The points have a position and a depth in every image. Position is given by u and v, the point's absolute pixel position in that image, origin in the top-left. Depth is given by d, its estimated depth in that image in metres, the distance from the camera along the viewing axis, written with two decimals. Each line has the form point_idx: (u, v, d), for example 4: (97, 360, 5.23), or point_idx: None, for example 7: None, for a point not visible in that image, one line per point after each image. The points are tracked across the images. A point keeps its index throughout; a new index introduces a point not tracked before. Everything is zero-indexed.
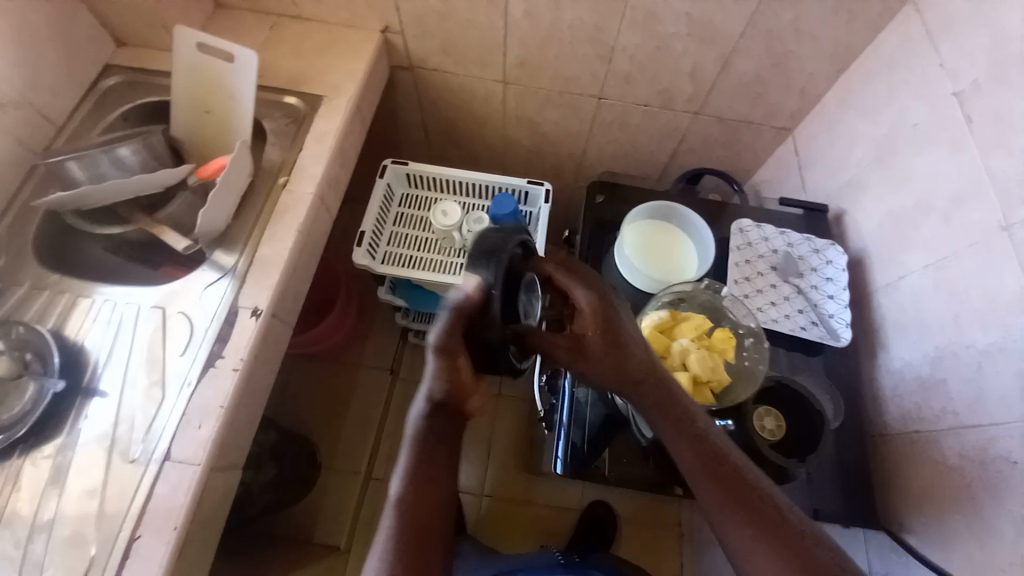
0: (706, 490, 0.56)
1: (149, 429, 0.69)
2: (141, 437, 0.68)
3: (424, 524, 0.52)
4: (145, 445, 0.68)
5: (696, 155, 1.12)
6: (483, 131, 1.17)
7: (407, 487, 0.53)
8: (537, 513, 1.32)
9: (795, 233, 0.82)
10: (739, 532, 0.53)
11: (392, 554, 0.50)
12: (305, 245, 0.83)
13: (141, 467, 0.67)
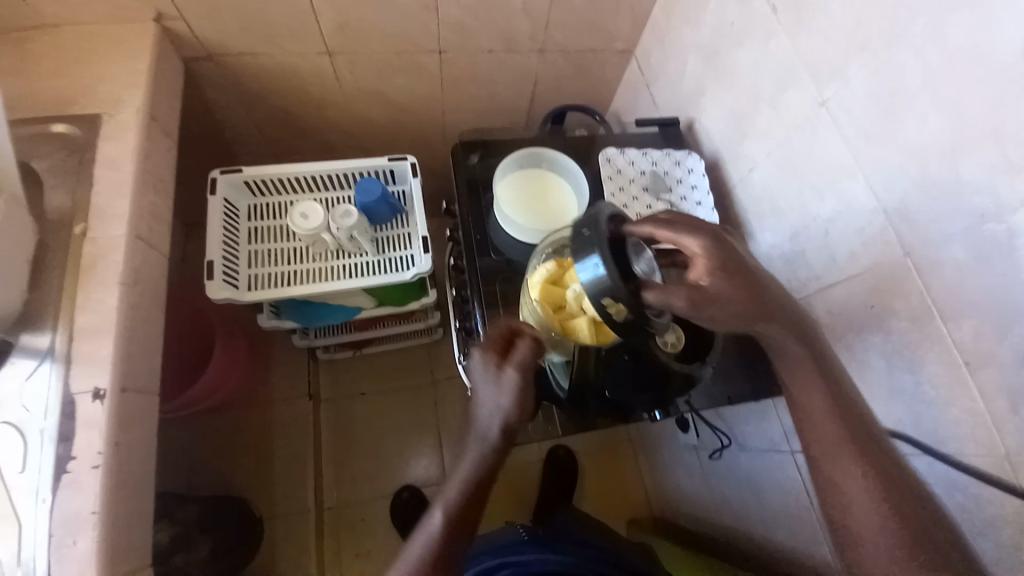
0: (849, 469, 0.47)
1: (20, 563, 0.55)
2: (14, 571, 0.55)
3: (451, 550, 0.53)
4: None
5: (555, 94, 1.11)
6: (325, 114, 1.05)
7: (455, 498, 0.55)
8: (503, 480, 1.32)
9: (656, 150, 0.85)
10: (875, 507, 0.45)
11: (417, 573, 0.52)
12: (142, 296, 0.69)
13: None
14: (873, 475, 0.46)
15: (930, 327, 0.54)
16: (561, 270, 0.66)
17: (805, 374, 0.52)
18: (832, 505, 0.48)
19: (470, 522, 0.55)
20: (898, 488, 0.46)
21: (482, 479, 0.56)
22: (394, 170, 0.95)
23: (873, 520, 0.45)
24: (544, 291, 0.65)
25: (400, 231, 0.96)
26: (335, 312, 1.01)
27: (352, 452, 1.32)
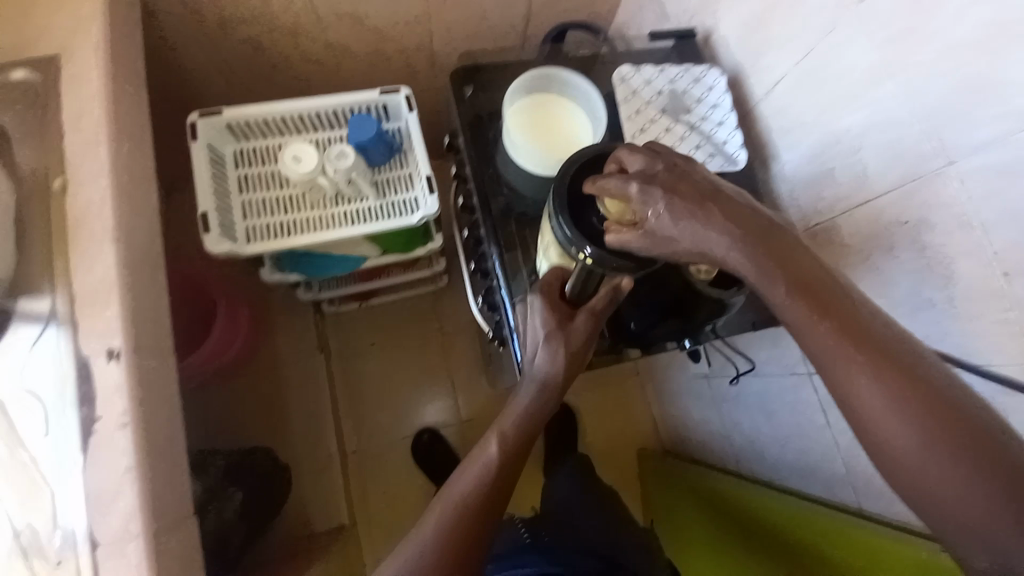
0: (875, 394, 0.42)
1: (59, 524, 0.56)
2: (53, 530, 0.56)
3: (503, 478, 0.56)
4: (64, 533, 0.56)
5: (553, 10, 1.01)
6: (303, 45, 0.95)
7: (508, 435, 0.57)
8: None
9: (673, 67, 0.78)
10: (908, 430, 0.41)
11: (472, 496, 0.54)
12: (139, 253, 0.66)
13: (69, 561, 0.56)
14: (895, 394, 0.42)
15: (966, 236, 0.53)
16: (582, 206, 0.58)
17: (774, 275, 0.46)
18: (865, 434, 0.44)
19: (521, 455, 0.58)
20: (938, 412, 0.40)
21: (537, 418, 0.59)
22: (388, 104, 0.88)
23: (912, 445, 0.41)
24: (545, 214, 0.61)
25: (400, 173, 0.90)
26: (339, 263, 0.98)
27: (365, 401, 1.36)
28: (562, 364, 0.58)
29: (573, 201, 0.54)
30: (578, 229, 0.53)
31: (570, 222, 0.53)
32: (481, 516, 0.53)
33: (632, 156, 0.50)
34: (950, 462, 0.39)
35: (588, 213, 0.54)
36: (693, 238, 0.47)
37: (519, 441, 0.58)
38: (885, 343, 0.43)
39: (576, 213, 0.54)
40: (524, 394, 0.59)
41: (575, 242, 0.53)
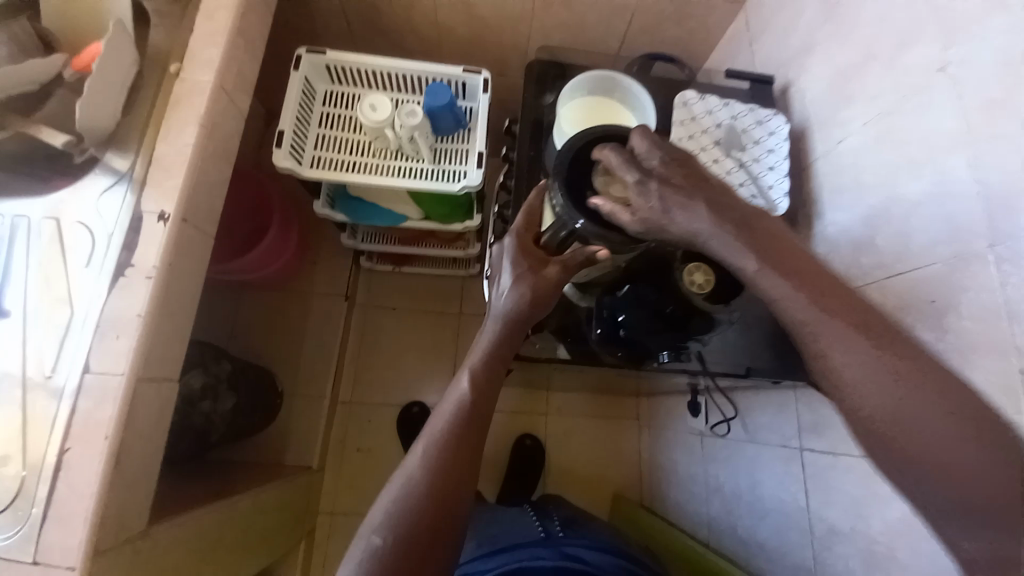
0: (864, 358, 0.44)
1: (53, 377, 0.63)
2: (50, 370, 0.63)
3: (474, 416, 0.56)
4: (56, 382, 0.63)
5: (647, 37, 1.05)
6: (412, 19, 1.05)
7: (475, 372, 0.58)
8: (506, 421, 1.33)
9: (740, 104, 0.79)
10: (895, 395, 0.42)
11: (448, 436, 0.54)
12: (214, 143, 0.75)
13: (55, 400, 0.62)
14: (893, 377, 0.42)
15: (998, 327, 0.49)
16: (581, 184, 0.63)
17: (748, 250, 0.49)
18: (853, 410, 0.45)
19: (489, 387, 0.58)
20: (926, 382, 0.42)
21: (503, 350, 0.60)
22: (467, 83, 0.96)
23: (897, 409, 0.42)
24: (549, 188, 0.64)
25: (460, 146, 0.96)
26: (383, 215, 1.04)
27: (371, 358, 1.41)
28: (528, 304, 0.59)
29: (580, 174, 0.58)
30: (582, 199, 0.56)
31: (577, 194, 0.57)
32: (465, 466, 0.53)
33: (639, 137, 0.55)
34: (938, 432, 0.40)
35: (583, 186, 0.57)
36: (683, 221, 0.51)
37: (489, 374, 0.59)
38: (870, 319, 0.45)
39: (582, 184, 0.57)
40: (491, 330, 0.60)
41: (569, 214, 0.56)
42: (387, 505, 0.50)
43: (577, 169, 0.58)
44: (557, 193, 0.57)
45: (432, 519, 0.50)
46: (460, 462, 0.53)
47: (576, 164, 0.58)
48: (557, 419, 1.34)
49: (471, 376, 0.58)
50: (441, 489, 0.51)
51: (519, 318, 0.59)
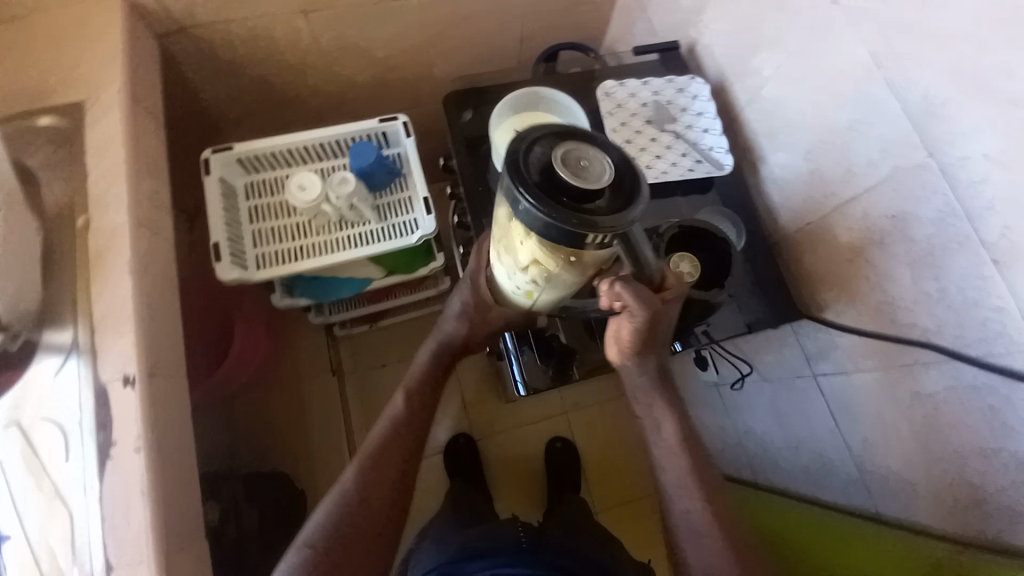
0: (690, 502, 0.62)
1: (77, 560, 0.58)
2: (71, 561, 0.58)
3: (405, 437, 0.70)
4: (81, 566, 0.58)
5: (546, 32, 1.04)
6: (309, 78, 1.00)
7: (406, 401, 0.73)
8: (533, 432, 1.35)
9: (656, 79, 0.80)
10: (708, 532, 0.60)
11: (375, 451, 0.68)
12: (153, 280, 0.69)
13: None
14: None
15: (954, 226, 0.53)
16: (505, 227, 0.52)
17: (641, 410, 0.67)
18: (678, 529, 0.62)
19: (420, 404, 0.73)
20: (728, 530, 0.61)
21: (439, 370, 0.76)
22: (388, 132, 0.92)
23: (689, 522, 0.61)
24: (502, 214, 0.53)
25: (401, 196, 0.92)
26: (347, 284, 1.01)
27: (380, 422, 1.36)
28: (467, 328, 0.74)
29: (528, 169, 0.42)
30: (538, 201, 0.41)
31: (529, 199, 0.41)
32: (395, 468, 0.67)
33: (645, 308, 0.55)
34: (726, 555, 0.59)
35: (548, 185, 0.41)
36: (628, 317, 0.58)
37: (421, 396, 0.74)
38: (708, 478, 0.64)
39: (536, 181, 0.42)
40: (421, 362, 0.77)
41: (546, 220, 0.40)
42: (319, 520, 0.63)
43: (532, 171, 0.42)
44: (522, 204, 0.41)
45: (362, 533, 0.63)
46: (389, 461, 0.67)
47: (530, 165, 0.42)
48: (576, 415, 1.37)
49: (406, 395, 0.73)
50: (371, 488, 0.65)
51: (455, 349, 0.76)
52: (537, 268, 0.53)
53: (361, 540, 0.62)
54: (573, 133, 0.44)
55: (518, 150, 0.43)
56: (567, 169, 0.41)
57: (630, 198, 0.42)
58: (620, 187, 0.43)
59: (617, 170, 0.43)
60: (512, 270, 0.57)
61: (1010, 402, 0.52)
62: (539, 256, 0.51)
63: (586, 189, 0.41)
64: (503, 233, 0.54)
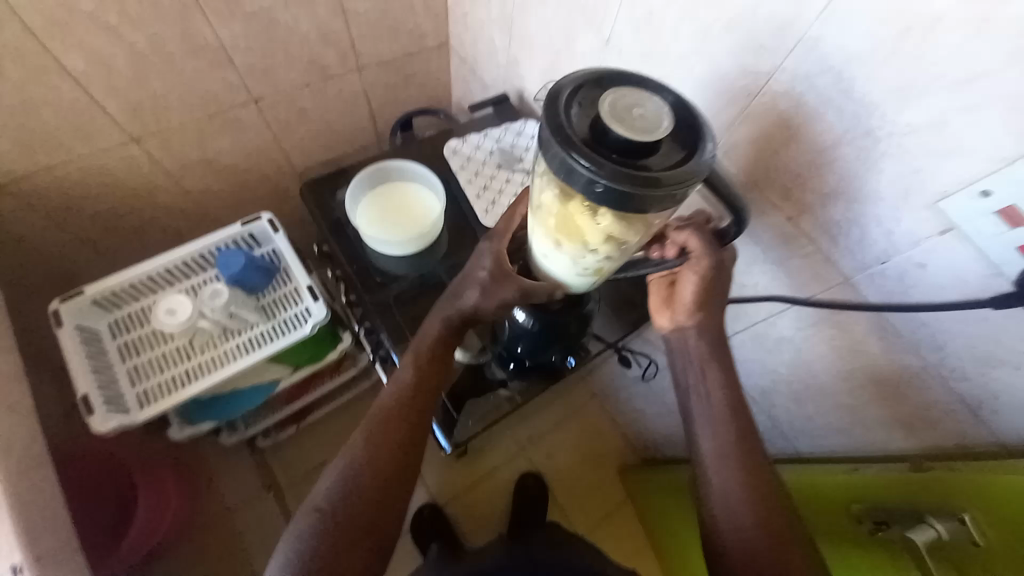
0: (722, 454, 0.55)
1: None
2: None
3: (401, 419, 0.57)
4: None
5: (392, 105, 1.09)
6: (159, 196, 0.96)
7: (404, 369, 0.59)
8: (501, 476, 1.32)
9: (495, 129, 0.87)
10: (725, 470, 0.54)
11: (369, 439, 0.56)
12: (19, 460, 0.62)
13: None
14: (728, 380, 0.58)
15: (751, 197, 0.60)
16: (561, 209, 0.47)
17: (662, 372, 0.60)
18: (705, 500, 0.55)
19: (410, 399, 0.58)
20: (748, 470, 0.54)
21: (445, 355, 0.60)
22: (254, 232, 0.91)
23: (716, 476, 0.54)
24: (554, 203, 0.47)
25: (286, 289, 0.90)
26: (250, 394, 0.95)
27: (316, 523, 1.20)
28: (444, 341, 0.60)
29: (572, 129, 0.39)
30: (594, 162, 0.37)
31: (584, 160, 0.38)
32: (386, 462, 0.55)
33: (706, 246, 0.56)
34: (741, 487, 0.53)
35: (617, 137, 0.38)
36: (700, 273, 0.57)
37: (407, 394, 0.58)
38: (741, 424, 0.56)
39: (583, 139, 0.39)
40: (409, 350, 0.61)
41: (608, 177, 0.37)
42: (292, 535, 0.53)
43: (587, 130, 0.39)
44: (584, 166, 0.38)
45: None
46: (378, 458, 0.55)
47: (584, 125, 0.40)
48: (532, 450, 1.35)
49: (409, 366, 0.59)
50: (355, 491, 0.54)
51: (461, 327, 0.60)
52: (610, 245, 0.49)
53: (345, 546, 0.51)
54: (614, 85, 0.42)
55: (552, 112, 0.40)
56: (618, 119, 0.39)
57: (691, 149, 0.40)
58: (678, 136, 0.40)
59: (672, 119, 0.41)
60: (579, 256, 0.52)
61: (843, 327, 0.60)
62: (612, 231, 0.47)
63: (641, 146, 0.38)
64: (561, 221, 0.48)
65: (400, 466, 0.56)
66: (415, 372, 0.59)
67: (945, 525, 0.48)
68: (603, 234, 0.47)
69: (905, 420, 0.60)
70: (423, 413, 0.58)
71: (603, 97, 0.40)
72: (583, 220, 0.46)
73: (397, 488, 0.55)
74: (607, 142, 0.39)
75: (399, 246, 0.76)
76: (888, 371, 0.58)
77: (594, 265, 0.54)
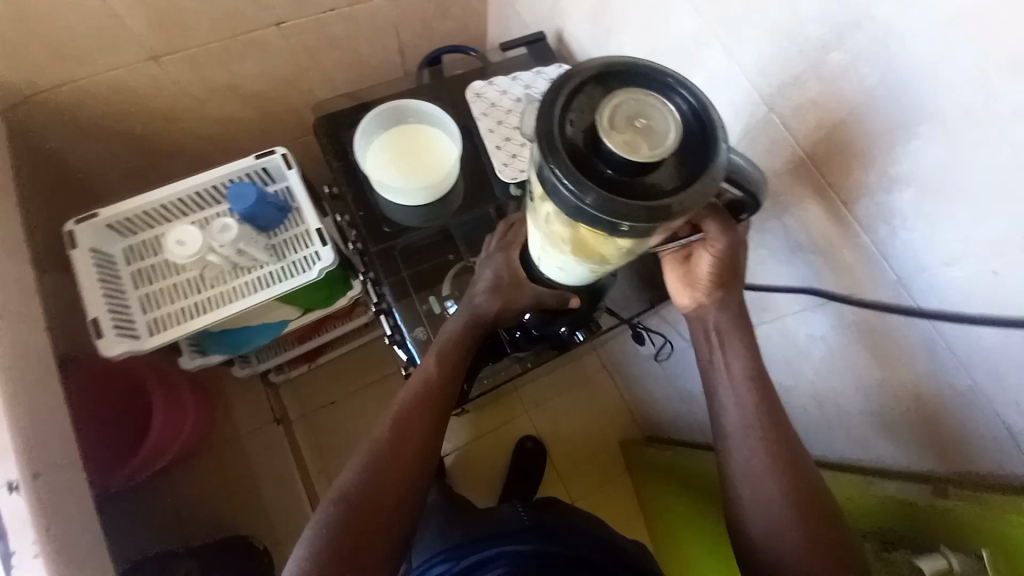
0: (758, 459, 0.50)
1: None
2: None
3: (419, 409, 0.58)
4: None
5: (423, 39, 1.01)
6: (178, 122, 0.94)
7: (432, 360, 0.59)
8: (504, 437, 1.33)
9: (526, 72, 0.79)
10: (762, 470, 0.50)
11: (392, 424, 0.57)
12: (27, 376, 0.63)
13: None
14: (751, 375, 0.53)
15: (807, 176, 0.53)
16: (573, 234, 0.42)
17: None
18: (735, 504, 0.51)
19: (433, 391, 0.58)
20: (796, 480, 0.49)
21: (458, 338, 0.60)
22: (268, 167, 0.88)
23: (750, 482, 0.50)
24: (559, 226, 0.42)
25: (297, 231, 0.88)
26: (260, 331, 0.96)
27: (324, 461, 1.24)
28: (460, 327, 0.60)
29: (563, 139, 0.34)
30: (582, 185, 0.32)
31: (570, 182, 0.33)
32: (402, 445, 0.56)
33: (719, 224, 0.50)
34: (784, 497, 0.48)
35: (614, 154, 0.32)
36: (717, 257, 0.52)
37: (427, 378, 0.59)
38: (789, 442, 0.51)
39: (575, 154, 0.33)
40: (441, 336, 0.61)
41: (597, 203, 0.32)
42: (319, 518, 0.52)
43: (582, 143, 0.33)
44: (572, 189, 0.33)
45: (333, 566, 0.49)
46: (397, 442, 0.56)
47: (578, 137, 0.34)
48: (537, 413, 1.35)
49: (438, 356, 0.59)
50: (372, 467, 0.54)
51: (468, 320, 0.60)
52: (627, 254, 0.45)
53: (352, 518, 0.51)
54: (618, 83, 0.35)
55: (539, 123, 0.34)
56: (621, 129, 0.33)
57: (699, 163, 0.34)
58: (688, 149, 0.34)
59: (681, 126, 0.34)
60: (597, 266, 0.48)
61: (880, 328, 0.54)
62: (628, 249, 0.42)
63: (641, 164, 0.32)
64: (575, 245, 0.43)
65: (419, 458, 0.56)
66: (438, 369, 0.59)
67: (960, 559, 0.44)
68: (620, 251, 0.42)
69: (938, 442, 0.54)
70: (444, 406, 0.58)
71: (602, 100, 0.34)
72: (599, 245, 0.41)
73: (409, 472, 0.55)
74: (602, 157, 0.33)
75: (408, 196, 0.72)
76: (927, 385, 0.52)
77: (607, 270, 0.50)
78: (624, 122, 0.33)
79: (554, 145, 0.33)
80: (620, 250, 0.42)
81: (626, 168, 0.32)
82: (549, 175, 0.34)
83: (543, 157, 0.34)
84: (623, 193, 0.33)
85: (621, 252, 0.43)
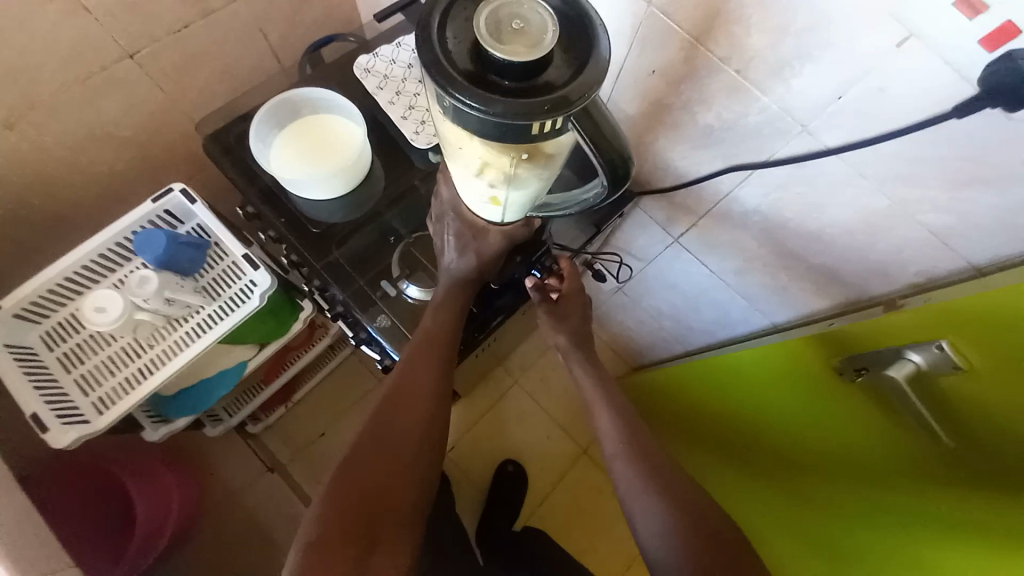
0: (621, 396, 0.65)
1: None
2: None
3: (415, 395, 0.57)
4: None
5: (294, 35, 0.96)
6: (60, 188, 0.86)
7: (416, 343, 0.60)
8: (506, 410, 1.33)
9: (408, 37, 0.77)
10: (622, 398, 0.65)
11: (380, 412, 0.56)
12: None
13: None
14: None
15: (698, 56, 0.54)
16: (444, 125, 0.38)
17: None
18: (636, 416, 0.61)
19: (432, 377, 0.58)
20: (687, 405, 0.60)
21: (449, 321, 0.60)
22: (170, 208, 0.82)
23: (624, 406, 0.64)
24: (444, 129, 0.40)
25: (223, 265, 0.83)
26: (220, 382, 0.90)
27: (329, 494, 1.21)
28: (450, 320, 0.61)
29: (451, 62, 0.33)
30: (482, 98, 0.31)
31: (471, 99, 0.31)
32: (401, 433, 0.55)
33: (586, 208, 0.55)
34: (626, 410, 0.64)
35: (499, 58, 0.31)
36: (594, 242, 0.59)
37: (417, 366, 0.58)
38: None
39: (468, 71, 0.32)
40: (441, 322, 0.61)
41: (499, 111, 0.31)
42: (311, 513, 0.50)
43: (468, 57, 0.33)
44: (472, 105, 0.32)
45: (344, 530, 0.48)
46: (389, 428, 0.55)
47: (465, 51, 0.33)
48: (527, 377, 1.36)
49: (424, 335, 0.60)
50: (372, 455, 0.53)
51: (450, 291, 0.61)
52: (495, 174, 0.40)
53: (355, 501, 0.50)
54: None
55: (424, 51, 0.33)
56: (497, 31, 0.32)
57: (586, 54, 0.33)
58: (572, 43, 0.34)
59: (560, 22, 0.34)
60: (473, 187, 0.44)
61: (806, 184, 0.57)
62: (486, 157, 0.38)
63: (531, 63, 0.31)
64: (447, 139, 0.40)
65: (433, 419, 0.57)
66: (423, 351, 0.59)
67: (923, 357, 0.48)
68: (478, 159, 0.38)
69: (877, 265, 0.59)
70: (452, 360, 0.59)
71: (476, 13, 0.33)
72: (456, 135, 0.37)
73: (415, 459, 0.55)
74: (491, 65, 0.32)
75: (323, 183, 0.68)
76: (856, 219, 0.56)
77: (494, 202, 0.45)
78: (498, 25, 0.32)
79: (442, 71, 0.32)
80: (480, 154, 0.38)
81: (517, 69, 0.32)
82: (447, 99, 0.33)
83: (438, 83, 0.32)
84: (525, 96, 0.32)
85: (489, 164, 0.38)
